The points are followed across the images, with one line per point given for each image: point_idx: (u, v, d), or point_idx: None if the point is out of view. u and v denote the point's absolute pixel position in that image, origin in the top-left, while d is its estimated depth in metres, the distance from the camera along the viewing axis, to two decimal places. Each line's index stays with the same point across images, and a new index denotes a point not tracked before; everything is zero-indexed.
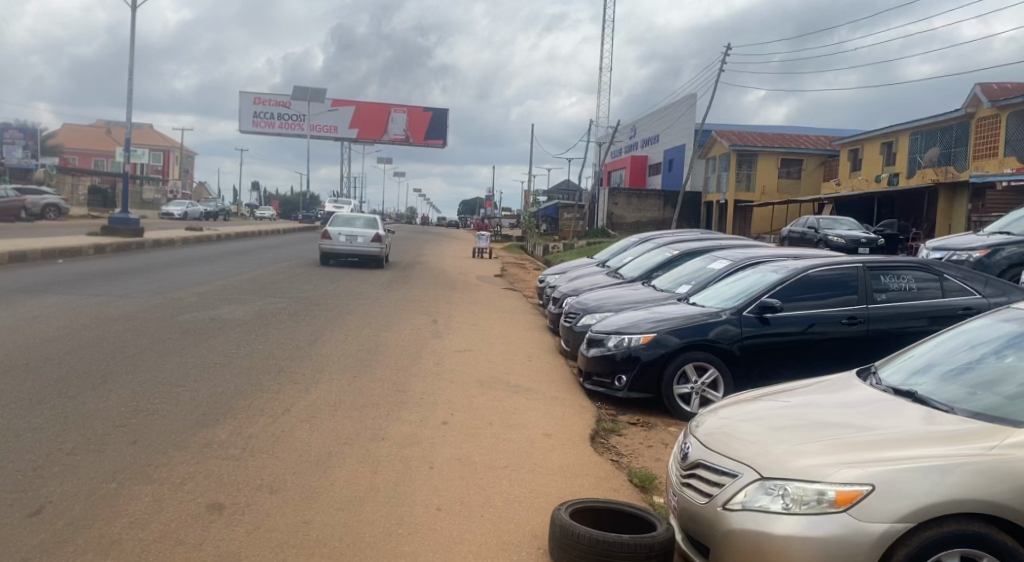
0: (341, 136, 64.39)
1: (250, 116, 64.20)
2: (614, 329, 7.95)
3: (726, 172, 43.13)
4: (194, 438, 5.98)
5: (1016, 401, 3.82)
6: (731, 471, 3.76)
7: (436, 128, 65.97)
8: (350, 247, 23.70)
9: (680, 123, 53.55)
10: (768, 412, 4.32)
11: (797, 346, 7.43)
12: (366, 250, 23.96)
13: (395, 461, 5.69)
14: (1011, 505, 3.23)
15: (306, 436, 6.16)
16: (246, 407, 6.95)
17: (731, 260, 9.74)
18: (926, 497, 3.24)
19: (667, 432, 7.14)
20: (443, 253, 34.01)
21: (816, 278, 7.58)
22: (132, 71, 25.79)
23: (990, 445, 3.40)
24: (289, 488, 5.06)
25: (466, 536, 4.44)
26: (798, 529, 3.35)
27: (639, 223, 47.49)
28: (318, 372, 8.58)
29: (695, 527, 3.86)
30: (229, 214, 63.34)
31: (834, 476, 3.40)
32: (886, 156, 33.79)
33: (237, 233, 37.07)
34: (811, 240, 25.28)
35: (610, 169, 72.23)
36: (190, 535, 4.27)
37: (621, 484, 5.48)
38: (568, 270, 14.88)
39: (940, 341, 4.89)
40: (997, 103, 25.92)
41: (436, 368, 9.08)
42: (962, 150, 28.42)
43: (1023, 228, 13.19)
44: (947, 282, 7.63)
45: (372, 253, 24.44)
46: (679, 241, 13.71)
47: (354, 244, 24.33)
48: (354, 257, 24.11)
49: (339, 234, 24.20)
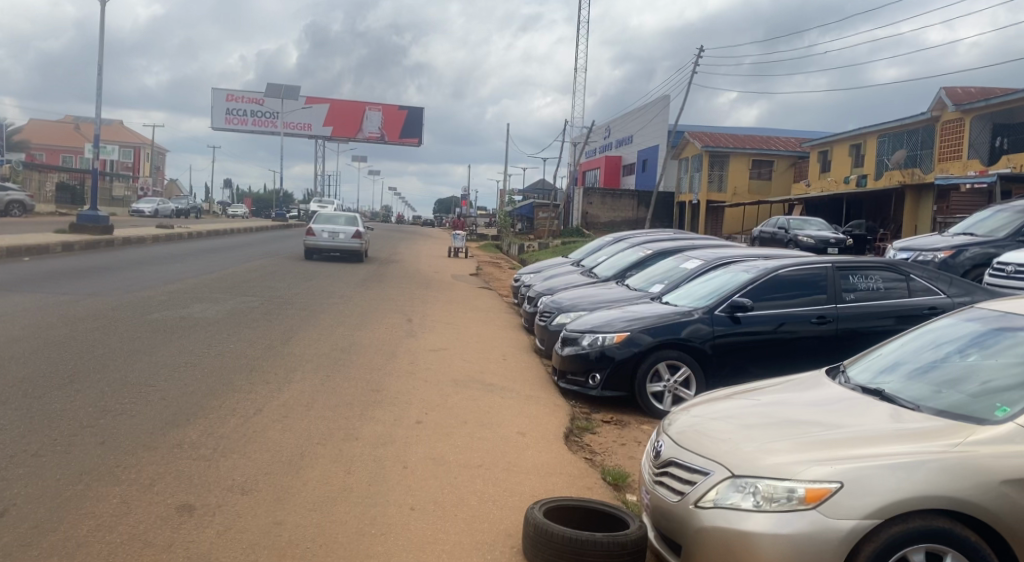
0: (314, 134, 63.95)
1: (222, 113, 63.56)
2: (588, 328, 7.99)
3: (699, 173, 43.50)
4: (164, 438, 5.91)
5: (979, 399, 3.90)
6: (703, 469, 3.80)
7: (410, 127, 65.80)
8: (331, 242, 25.07)
9: (653, 123, 53.85)
10: (740, 410, 4.36)
11: (768, 345, 7.52)
12: (347, 246, 25.32)
13: (369, 460, 5.67)
14: (975, 501, 3.30)
15: (278, 436, 6.11)
16: (216, 406, 6.88)
17: (704, 259, 9.82)
18: (893, 494, 3.30)
19: (640, 430, 7.19)
20: (417, 251, 33.94)
21: (786, 278, 7.68)
22: (100, 67, 25.46)
23: (954, 442, 3.47)
24: (261, 489, 5.02)
25: (439, 536, 4.44)
26: (769, 525, 3.39)
27: (613, 223, 47.70)
28: (290, 371, 8.51)
29: (667, 525, 3.90)
30: (200, 212, 62.63)
31: (803, 474, 3.44)
32: (855, 158, 34.27)
33: (209, 231, 36.72)
34: (781, 240, 25.59)
35: (584, 168, 72.43)
36: (160, 537, 4.22)
37: (594, 483, 5.51)
38: (543, 269, 14.90)
39: (906, 339, 4.97)
40: (960, 107, 26.44)
41: (410, 367, 9.06)
42: (928, 152, 28.92)
43: (986, 229, 13.45)
44: (913, 282, 7.75)
45: (353, 249, 25.82)
46: (653, 241, 13.79)
47: (336, 240, 25.72)
48: (336, 253, 25.49)
49: (322, 231, 25.56)
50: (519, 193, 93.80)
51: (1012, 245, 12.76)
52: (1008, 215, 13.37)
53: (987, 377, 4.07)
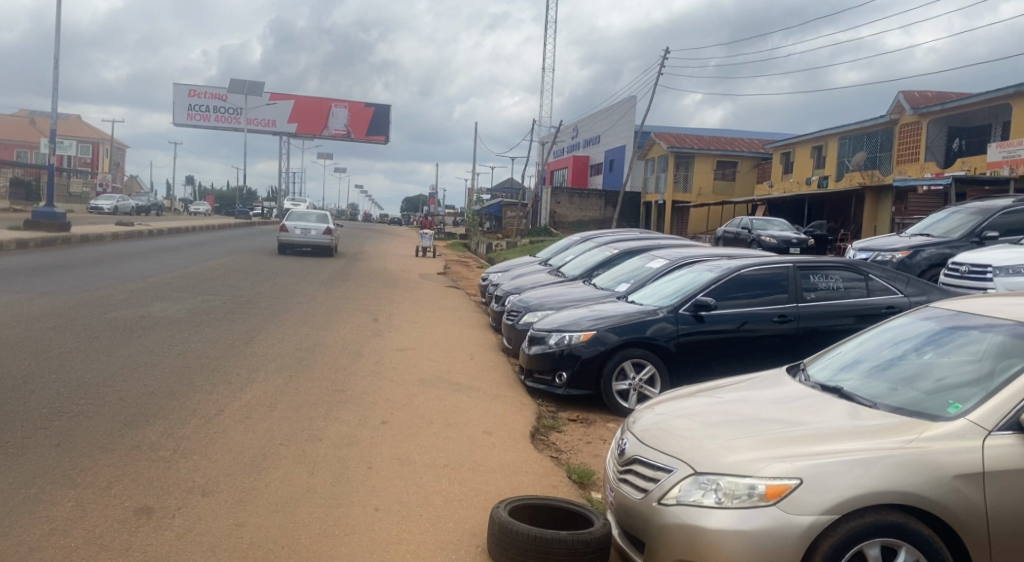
0: (278, 131, 63.24)
1: (184, 109, 62.64)
2: (554, 327, 8.02)
3: (665, 173, 43.91)
4: (122, 440, 5.80)
5: (934, 396, 3.99)
6: (666, 466, 3.84)
7: (377, 125, 65.45)
8: (304, 238, 26.54)
9: (620, 124, 54.22)
10: (703, 408, 4.41)
11: (732, 343, 7.61)
12: (319, 242, 26.82)
13: (333, 461, 5.63)
14: (927, 496, 3.38)
15: (240, 437, 6.03)
16: (177, 407, 6.77)
17: (669, 259, 9.91)
18: (850, 489, 3.37)
19: (606, 428, 7.23)
20: (384, 250, 33.79)
21: (748, 277, 7.79)
22: (58, 61, 24.94)
23: (909, 438, 3.55)
24: (223, 490, 4.95)
25: (403, 536, 4.42)
26: (730, 522, 3.44)
27: (581, 222, 47.93)
28: (253, 371, 8.40)
29: (631, 522, 3.93)
30: (162, 209, 61.61)
31: (764, 471, 3.49)
32: (816, 160, 34.84)
33: (171, 229, 36.17)
34: (744, 240, 25.95)
35: (552, 168, 72.65)
36: (116, 540, 4.14)
37: (560, 481, 5.53)
38: (511, 268, 14.91)
39: (865, 337, 5.07)
40: (917, 110, 27.04)
41: (375, 366, 9.01)
42: (886, 154, 29.51)
43: (941, 230, 13.77)
44: (872, 281, 7.89)
45: (324, 245, 27.31)
46: (620, 240, 13.87)
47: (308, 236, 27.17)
48: (308, 248, 26.94)
49: (295, 227, 27.03)
50: (487, 192, 93.71)
51: (966, 246, 13.08)
52: (963, 216, 13.70)
53: (941, 375, 4.16)
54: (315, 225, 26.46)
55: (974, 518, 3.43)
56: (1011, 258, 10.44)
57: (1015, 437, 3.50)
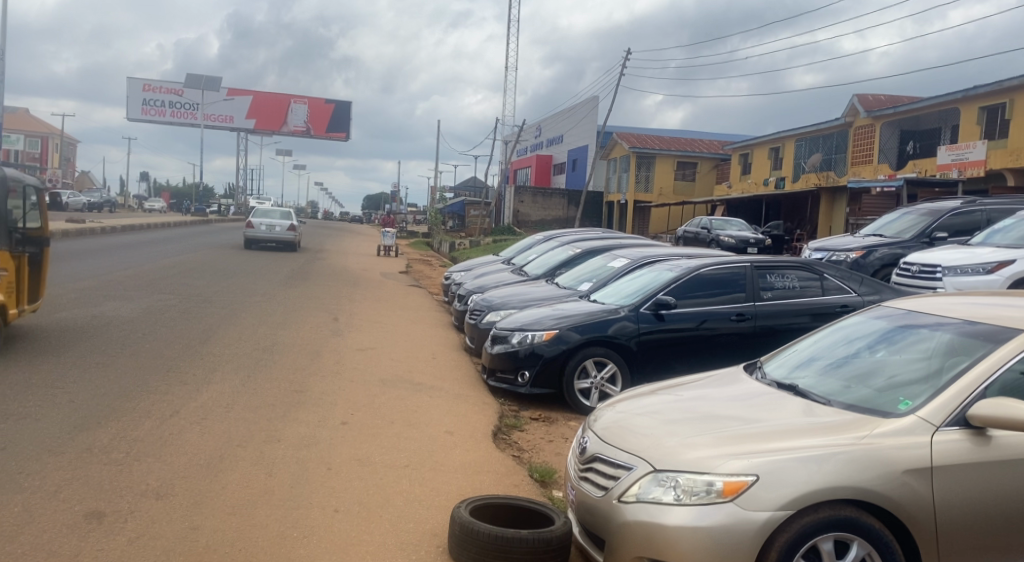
0: (236, 127, 62.26)
1: (139, 104, 61.37)
2: (517, 326, 8.03)
3: (627, 173, 44.28)
4: (72, 442, 5.66)
5: (885, 394, 4.09)
6: (626, 464, 3.88)
7: (338, 122, 64.87)
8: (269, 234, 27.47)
9: (582, 123, 54.49)
10: (663, 405, 4.46)
11: (691, 342, 7.70)
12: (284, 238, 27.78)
13: (291, 462, 5.56)
14: (878, 490, 3.47)
15: (195, 439, 5.93)
16: (130, 409, 6.64)
17: (631, 258, 10.00)
18: (805, 485, 3.44)
19: (567, 426, 7.27)
20: (345, 248, 33.52)
21: (707, 276, 7.90)
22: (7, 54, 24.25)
23: (861, 434, 3.63)
24: (178, 493, 4.87)
25: (363, 537, 4.39)
26: (688, 518, 3.48)
27: (544, 221, 48.07)
28: (210, 372, 8.27)
29: (591, 520, 3.96)
30: (115, 206, 60.21)
31: (722, 468, 3.54)
32: (773, 161, 35.41)
33: (125, 226, 35.42)
34: (704, 240, 26.29)
35: (515, 167, 72.72)
36: (65, 546, 4.05)
37: (521, 480, 5.54)
38: (473, 267, 14.90)
39: (820, 336, 5.17)
40: (871, 113, 27.68)
41: (335, 366, 8.93)
42: (841, 156, 30.12)
43: (894, 230, 14.12)
44: (827, 281, 8.04)
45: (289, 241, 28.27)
46: (582, 240, 13.94)
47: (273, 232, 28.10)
48: (273, 243, 27.87)
49: (260, 223, 27.93)
50: (450, 190, 93.42)
51: (917, 246, 13.42)
52: (915, 217, 14.06)
53: (892, 372, 4.26)
54: (281, 220, 27.61)
55: (922, 511, 3.52)
56: (959, 258, 10.73)
57: (962, 432, 3.60)
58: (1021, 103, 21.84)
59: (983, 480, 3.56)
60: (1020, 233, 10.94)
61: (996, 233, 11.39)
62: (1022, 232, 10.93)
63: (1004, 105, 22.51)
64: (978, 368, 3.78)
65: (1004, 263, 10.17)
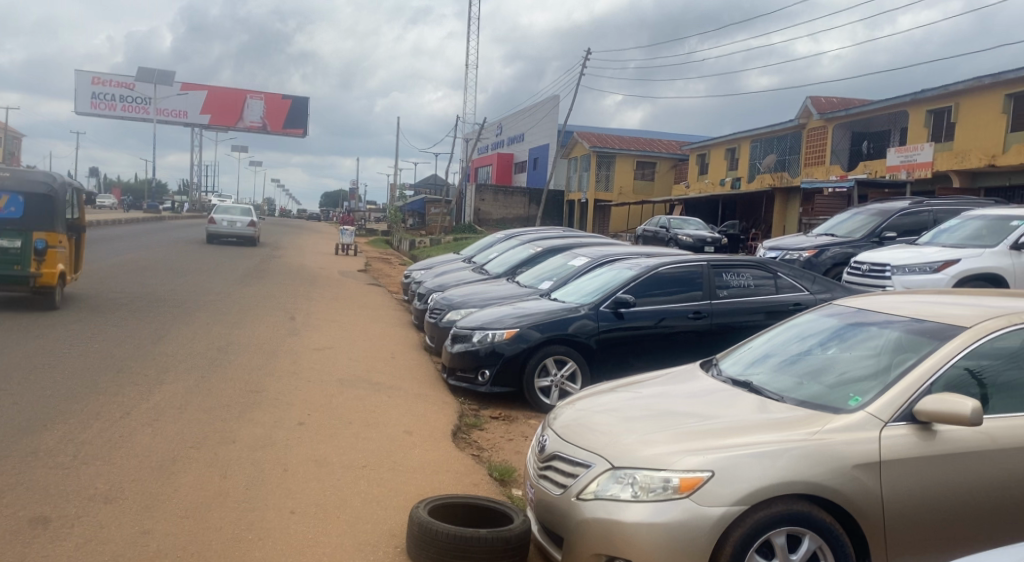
0: (190, 122, 61.03)
1: (88, 97, 59.82)
2: (477, 325, 8.04)
3: (587, 172, 44.57)
4: (16, 446, 5.50)
5: (836, 390, 4.19)
6: (585, 462, 3.91)
7: (295, 118, 64.09)
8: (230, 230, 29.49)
9: (543, 122, 54.65)
10: (623, 403, 4.50)
11: (649, 340, 7.77)
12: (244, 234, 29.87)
13: (247, 464, 5.49)
14: (829, 485, 3.55)
15: (146, 441, 5.81)
16: (79, 410, 6.48)
17: (590, 257, 10.06)
18: (759, 480, 3.50)
19: (527, 425, 7.29)
20: (302, 246, 33.14)
21: (665, 275, 7.99)
22: None
23: (813, 430, 3.71)
24: (128, 496, 4.76)
25: (319, 539, 4.35)
26: (646, 515, 3.52)
27: (504, 219, 48.10)
28: (162, 372, 8.10)
29: (549, 518, 3.99)
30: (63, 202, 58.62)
31: (678, 464, 3.59)
32: (730, 161, 35.93)
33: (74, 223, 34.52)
34: (662, 239, 26.59)
35: (475, 165, 72.61)
36: (9, 553, 3.93)
37: (481, 479, 5.54)
38: (434, 266, 14.83)
39: (775, 333, 5.27)
40: (824, 115, 28.27)
41: (292, 366, 8.83)
42: (795, 157, 30.72)
43: (845, 230, 14.45)
44: (781, 279, 8.18)
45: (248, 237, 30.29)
46: (542, 239, 13.98)
47: (233, 228, 30.11)
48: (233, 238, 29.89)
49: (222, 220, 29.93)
50: (409, 187, 92.83)
51: (867, 246, 13.76)
52: (865, 217, 14.41)
53: (844, 369, 4.36)
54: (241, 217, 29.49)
55: (871, 505, 3.61)
56: (907, 257, 11.03)
57: (910, 427, 3.71)
58: (966, 107, 22.51)
59: (929, 474, 3.67)
60: (965, 233, 11.29)
61: (942, 232, 11.72)
62: (967, 232, 11.27)
63: (950, 109, 23.17)
64: (925, 364, 3.89)
65: (950, 262, 10.49)
